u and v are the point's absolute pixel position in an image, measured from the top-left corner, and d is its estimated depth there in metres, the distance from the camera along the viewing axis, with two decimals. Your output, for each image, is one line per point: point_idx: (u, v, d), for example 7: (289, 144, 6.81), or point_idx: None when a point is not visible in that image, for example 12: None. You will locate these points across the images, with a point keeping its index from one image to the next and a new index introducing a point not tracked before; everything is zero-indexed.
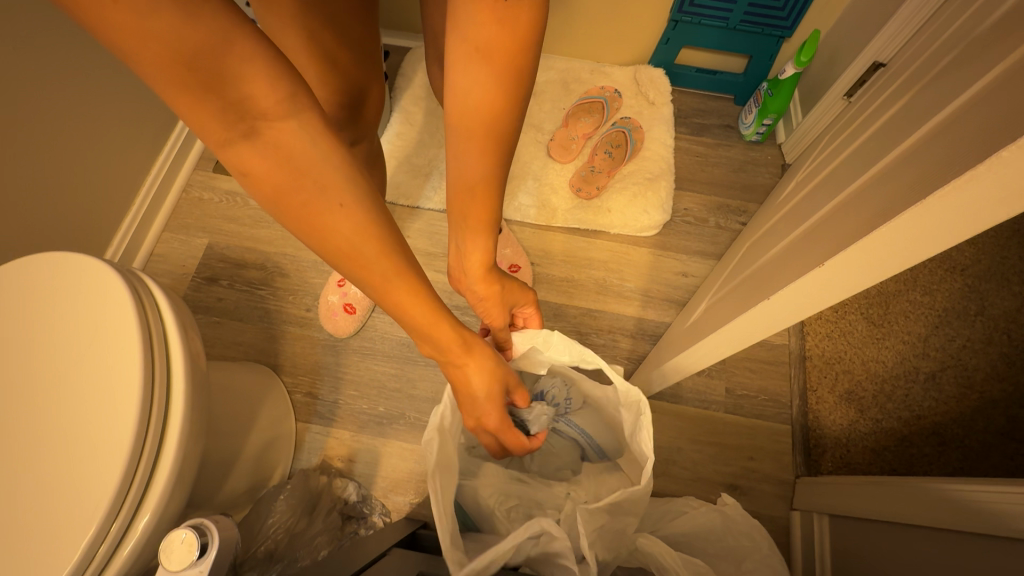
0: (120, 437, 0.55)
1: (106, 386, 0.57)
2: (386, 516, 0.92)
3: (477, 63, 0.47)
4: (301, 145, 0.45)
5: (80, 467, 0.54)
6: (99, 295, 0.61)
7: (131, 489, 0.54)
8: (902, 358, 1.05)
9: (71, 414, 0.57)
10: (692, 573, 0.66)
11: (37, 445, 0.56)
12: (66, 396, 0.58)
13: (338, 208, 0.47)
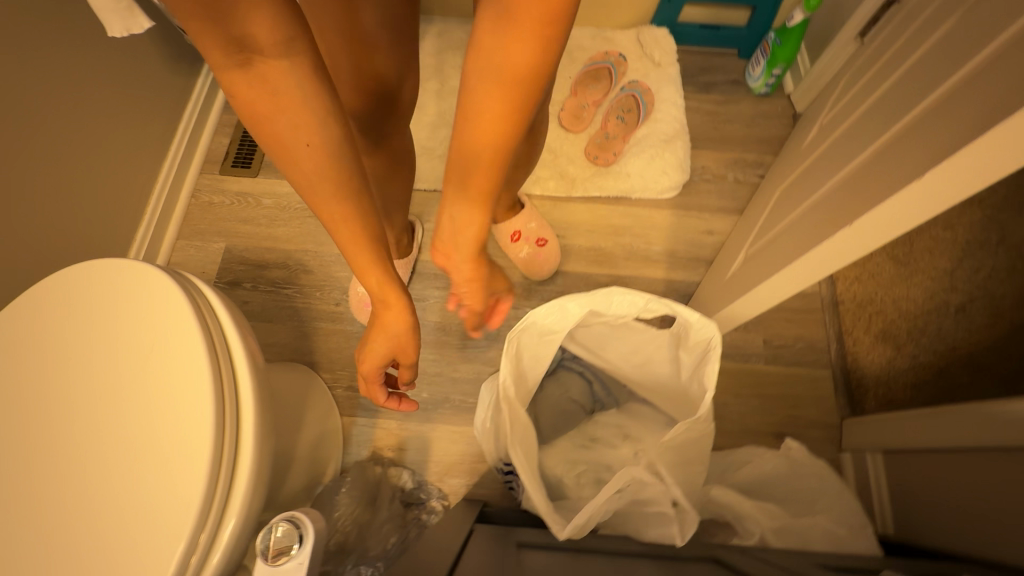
0: (197, 444, 0.54)
1: (174, 396, 0.56)
2: (444, 499, 0.91)
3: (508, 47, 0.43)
4: (292, 86, 0.45)
5: (159, 480, 0.53)
6: (154, 302, 0.59)
7: (214, 495, 0.53)
8: (931, 293, 1.05)
9: (140, 427, 0.55)
10: (769, 518, 0.67)
11: (109, 460, 0.54)
12: (132, 409, 0.56)
13: (306, 149, 0.49)
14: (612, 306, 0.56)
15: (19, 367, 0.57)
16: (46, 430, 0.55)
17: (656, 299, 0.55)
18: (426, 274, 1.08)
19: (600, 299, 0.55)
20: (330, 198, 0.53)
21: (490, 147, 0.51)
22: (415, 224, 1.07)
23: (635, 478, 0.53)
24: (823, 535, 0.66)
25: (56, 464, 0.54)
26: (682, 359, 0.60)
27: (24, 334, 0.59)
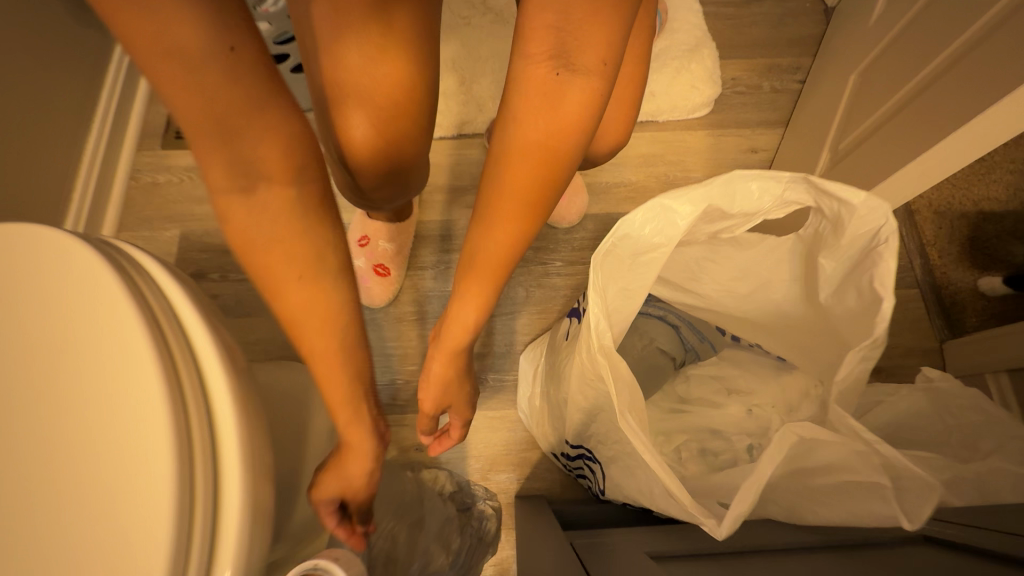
0: (156, 482, 0.35)
1: (112, 419, 0.37)
2: (494, 501, 0.75)
3: (514, 151, 0.41)
4: (300, 209, 0.37)
5: (102, 547, 0.35)
6: (69, 283, 0.40)
7: (189, 553, 0.35)
8: (1015, 190, 0.92)
9: (64, 470, 0.36)
10: (937, 470, 0.51)
11: (16, 524, 0.35)
12: (47, 446, 0.37)
13: (295, 274, 0.38)
14: (733, 198, 0.39)
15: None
16: None
17: (798, 177, 0.37)
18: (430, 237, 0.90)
19: (716, 189, 0.38)
20: (329, 352, 0.41)
21: (509, 252, 0.44)
22: None
23: (800, 436, 0.36)
24: (1012, 483, 0.50)
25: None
26: (822, 269, 0.43)
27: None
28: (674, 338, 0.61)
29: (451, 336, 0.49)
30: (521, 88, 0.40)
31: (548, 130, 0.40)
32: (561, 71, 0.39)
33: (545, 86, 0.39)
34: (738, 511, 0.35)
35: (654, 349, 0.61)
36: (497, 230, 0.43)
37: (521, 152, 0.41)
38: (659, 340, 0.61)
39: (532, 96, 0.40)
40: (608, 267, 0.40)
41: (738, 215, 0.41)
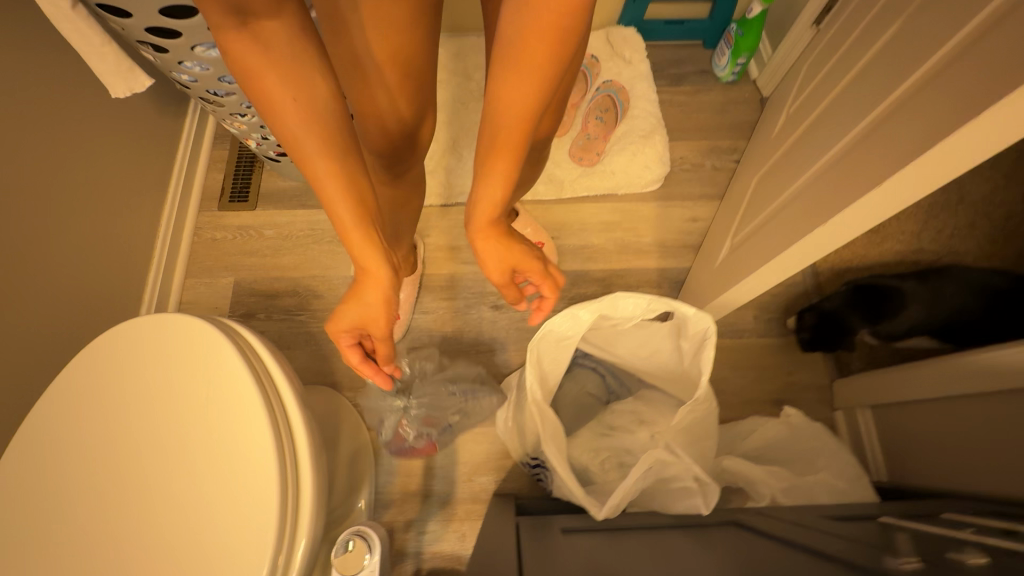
0: (266, 482, 0.58)
1: (234, 436, 0.60)
2: (476, 496, 0.98)
3: (523, 45, 0.51)
4: (286, 46, 0.44)
5: (232, 515, 0.57)
6: (210, 356, 0.63)
7: (285, 526, 0.57)
8: (900, 257, 1.15)
9: (207, 469, 0.59)
10: (777, 480, 0.74)
11: (184, 501, 0.58)
12: (197, 453, 0.60)
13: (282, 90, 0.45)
14: (616, 308, 0.62)
15: (93, 429, 0.62)
16: (125, 483, 0.59)
17: (653, 298, 0.60)
18: (432, 286, 1.13)
19: (602, 304, 0.61)
20: (325, 175, 0.51)
21: (519, 115, 0.56)
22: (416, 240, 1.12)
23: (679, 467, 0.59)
24: (828, 490, 0.73)
25: (139, 515, 0.58)
26: (684, 346, 0.66)
27: (92, 398, 0.63)
28: (602, 383, 0.85)
29: (483, 213, 0.63)
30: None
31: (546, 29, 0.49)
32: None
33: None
34: (614, 504, 0.58)
35: (588, 391, 0.85)
36: (507, 138, 0.58)
37: (528, 46, 0.51)
38: (591, 385, 0.85)
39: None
40: (542, 349, 0.64)
41: (624, 316, 0.64)
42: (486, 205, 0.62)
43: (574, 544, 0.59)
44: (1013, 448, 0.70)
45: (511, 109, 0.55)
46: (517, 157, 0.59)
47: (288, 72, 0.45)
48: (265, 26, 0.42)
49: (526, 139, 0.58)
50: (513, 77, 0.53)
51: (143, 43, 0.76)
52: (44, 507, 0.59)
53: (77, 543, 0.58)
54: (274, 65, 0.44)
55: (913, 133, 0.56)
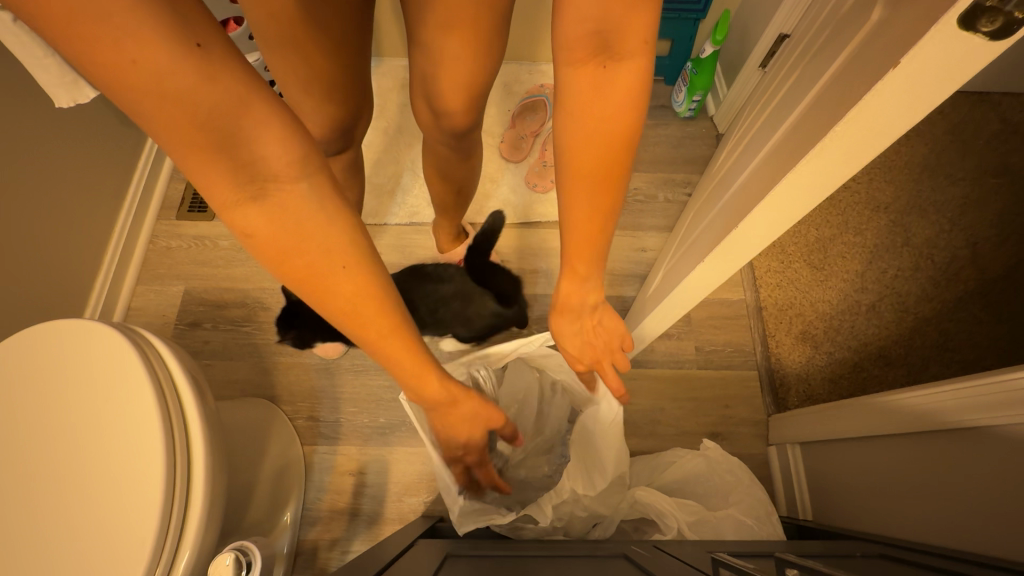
0: (152, 484, 0.58)
1: (127, 439, 0.61)
2: (404, 517, 0.98)
3: (585, 123, 0.52)
4: (307, 202, 0.42)
5: (115, 519, 0.58)
6: (107, 357, 0.64)
7: (172, 523, 0.58)
8: (845, 296, 1.16)
9: (95, 472, 0.60)
10: (685, 513, 0.74)
11: (69, 504, 0.59)
12: (87, 456, 0.60)
13: (342, 270, 0.45)
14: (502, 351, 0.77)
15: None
16: (10, 482, 0.60)
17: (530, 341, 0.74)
18: None
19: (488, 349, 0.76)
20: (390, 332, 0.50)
21: (594, 202, 0.56)
22: None
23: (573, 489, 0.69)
24: (735, 525, 0.73)
25: (19, 517, 0.58)
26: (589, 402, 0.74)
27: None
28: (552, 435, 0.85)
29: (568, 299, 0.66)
30: (572, 79, 0.51)
31: (610, 120, 0.51)
32: (608, 64, 0.49)
33: (594, 81, 0.50)
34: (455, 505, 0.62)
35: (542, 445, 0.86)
36: (590, 196, 0.55)
37: (593, 121, 0.51)
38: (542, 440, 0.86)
39: (579, 87, 0.51)
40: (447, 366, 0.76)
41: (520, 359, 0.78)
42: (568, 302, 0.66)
43: (454, 568, 0.60)
44: (917, 491, 0.70)
45: (591, 161, 0.53)
46: (614, 194, 0.55)
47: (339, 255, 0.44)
48: (279, 186, 0.41)
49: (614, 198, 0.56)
50: (587, 158, 0.53)
51: None
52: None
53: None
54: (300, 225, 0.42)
55: (767, 169, 0.50)
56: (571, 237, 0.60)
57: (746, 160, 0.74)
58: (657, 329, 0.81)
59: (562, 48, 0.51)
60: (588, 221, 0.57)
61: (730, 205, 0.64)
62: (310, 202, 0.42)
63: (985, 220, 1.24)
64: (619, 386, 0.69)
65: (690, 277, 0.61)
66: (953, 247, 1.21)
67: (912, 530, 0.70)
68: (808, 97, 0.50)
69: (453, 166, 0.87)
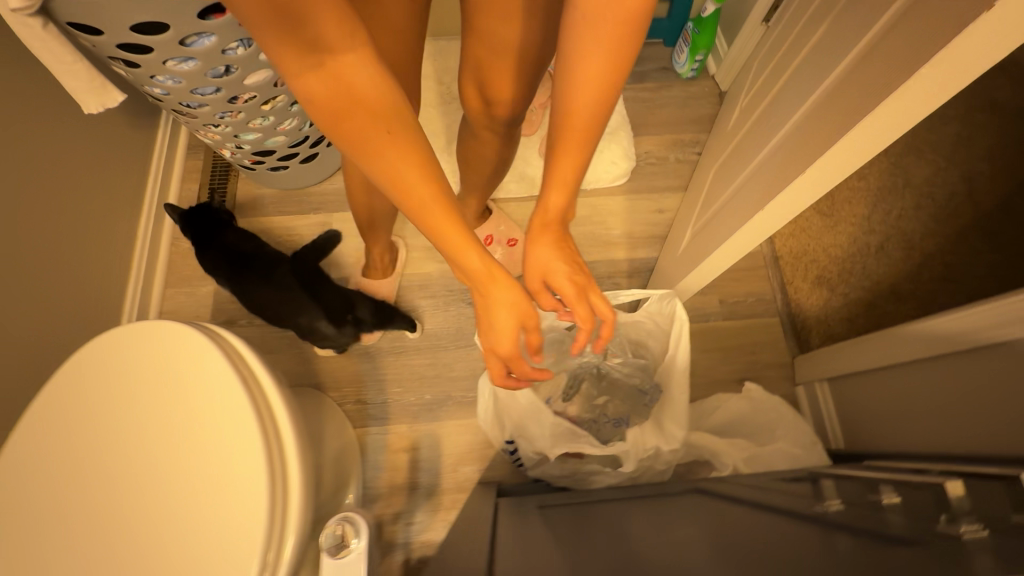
0: (253, 474, 0.61)
1: (222, 433, 0.63)
2: (462, 485, 1.02)
3: (588, 32, 0.51)
4: (360, 69, 0.47)
5: (222, 510, 0.60)
6: (191, 355, 0.66)
7: (276, 506, 0.61)
8: (854, 240, 1.22)
9: (197, 467, 0.62)
10: (739, 450, 0.79)
11: (176, 500, 0.61)
12: (185, 452, 0.63)
13: (389, 135, 0.50)
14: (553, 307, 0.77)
15: (76, 438, 0.64)
16: (117, 483, 0.62)
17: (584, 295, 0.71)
18: (412, 286, 1.16)
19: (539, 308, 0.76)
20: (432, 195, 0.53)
21: (591, 109, 0.57)
22: (398, 242, 1.16)
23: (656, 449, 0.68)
24: (784, 457, 0.79)
25: (131, 515, 0.61)
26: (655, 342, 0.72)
27: (73, 408, 0.66)
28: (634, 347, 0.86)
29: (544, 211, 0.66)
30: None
31: (619, 20, 0.49)
32: None
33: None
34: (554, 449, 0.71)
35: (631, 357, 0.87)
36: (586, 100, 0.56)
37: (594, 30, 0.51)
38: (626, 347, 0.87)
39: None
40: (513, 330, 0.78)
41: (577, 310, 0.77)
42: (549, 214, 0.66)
43: (546, 517, 0.65)
44: (948, 409, 0.77)
45: (590, 67, 0.54)
46: (606, 103, 0.56)
47: (388, 119, 0.50)
48: (336, 56, 0.45)
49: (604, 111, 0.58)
50: (588, 64, 0.53)
51: (114, 59, 0.76)
52: (35, 519, 0.61)
53: (71, 548, 0.60)
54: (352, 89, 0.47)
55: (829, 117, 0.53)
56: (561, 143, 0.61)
57: (776, 113, 0.77)
58: (700, 284, 0.84)
59: None
60: (590, 122, 0.58)
61: (774, 156, 0.68)
62: (363, 73, 0.47)
63: (980, 156, 1.29)
64: (610, 318, 0.63)
65: (753, 225, 0.64)
66: (950, 184, 1.27)
67: (947, 444, 0.76)
68: (864, 44, 0.53)
69: (489, 147, 0.89)
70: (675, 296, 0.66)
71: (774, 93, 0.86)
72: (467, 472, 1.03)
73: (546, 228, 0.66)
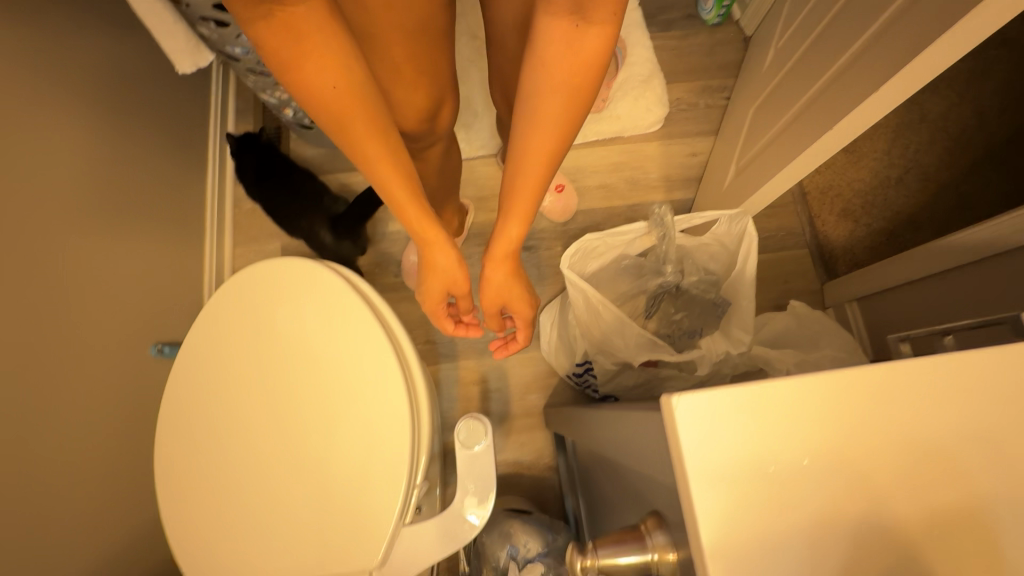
0: (392, 389, 0.67)
1: (357, 357, 0.69)
2: (530, 410, 1.13)
3: (547, 84, 0.59)
4: (318, 34, 0.53)
5: (366, 422, 0.66)
6: (315, 287, 0.72)
7: (413, 413, 0.68)
8: (875, 173, 1.31)
9: (336, 388, 0.68)
10: (790, 357, 0.90)
11: (320, 417, 0.67)
12: (324, 376, 0.68)
13: (332, 91, 0.56)
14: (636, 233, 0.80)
15: (222, 368, 0.70)
16: (265, 405, 0.68)
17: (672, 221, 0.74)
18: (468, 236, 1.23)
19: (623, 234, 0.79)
20: (379, 160, 0.62)
21: (545, 149, 0.63)
22: (468, 203, 1.24)
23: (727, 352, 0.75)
24: (830, 360, 0.89)
25: (281, 433, 0.67)
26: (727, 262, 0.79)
27: (213, 343, 0.71)
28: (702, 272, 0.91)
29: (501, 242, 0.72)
30: (548, 33, 0.56)
31: (569, 69, 0.57)
32: (580, 22, 0.54)
33: (566, 35, 0.55)
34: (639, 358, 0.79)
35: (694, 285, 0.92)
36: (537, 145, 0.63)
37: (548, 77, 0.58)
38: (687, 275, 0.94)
39: (551, 38, 0.56)
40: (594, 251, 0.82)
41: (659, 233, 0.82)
42: (506, 241, 0.72)
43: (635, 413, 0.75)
44: (974, 311, 0.87)
45: (546, 111, 0.61)
46: (554, 151, 0.64)
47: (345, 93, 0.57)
48: (296, 14, 0.50)
49: (553, 155, 0.65)
50: (545, 104, 0.61)
51: (205, 20, 0.80)
52: (197, 441, 0.68)
53: (233, 463, 0.66)
54: (303, 44, 0.53)
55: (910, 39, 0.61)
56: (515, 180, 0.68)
57: (828, 49, 0.83)
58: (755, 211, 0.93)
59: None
60: (545, 155, 0.64)
61: (835, 87, 0.75)
62: (324, 43, 0.53)
63: (995, 86, 1.36)
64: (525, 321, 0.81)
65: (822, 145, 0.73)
66: (965, 117, 1.34)
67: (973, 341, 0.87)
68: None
69: None
70: (746, 216, 0.73)
71: (818, 30, 0.92)
72: (535, 398, 1.13)
73: (504, 259, 0.73)
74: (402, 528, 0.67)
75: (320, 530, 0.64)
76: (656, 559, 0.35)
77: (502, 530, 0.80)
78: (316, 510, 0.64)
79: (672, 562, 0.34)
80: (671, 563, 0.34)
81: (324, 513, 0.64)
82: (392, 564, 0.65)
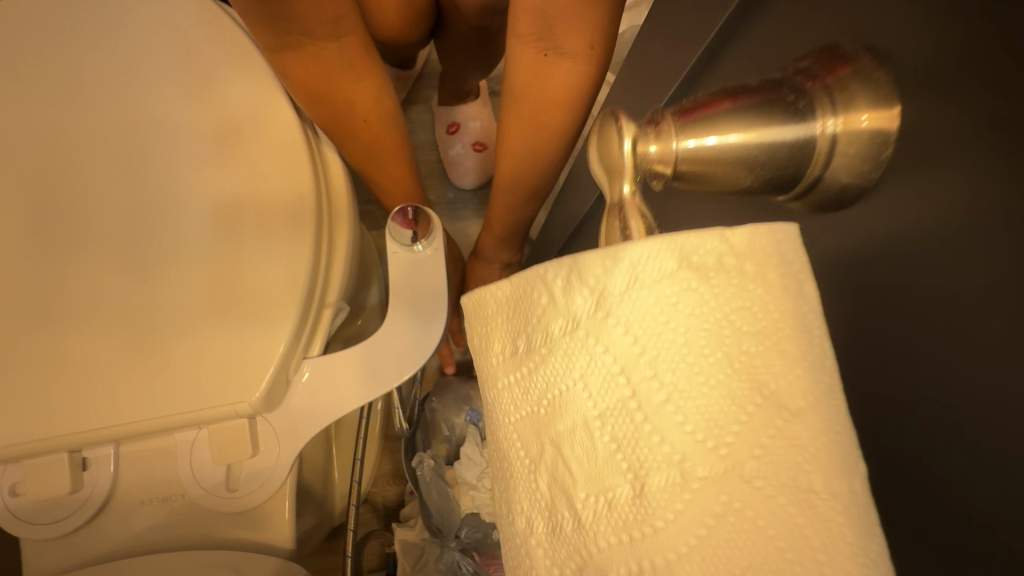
0: (290, 178, 0.44)
1: (238, 129, 0.45)
2: None
3: (515, 118, 0.48)
4: (329, 71, 0.43)
5: (244, 224, 0.43)
6: (178, 16, 0.47)
7: (322, 214, 0.45)
8: None
9: (203, 171, 0.44)
10: None
11: (177, 210, 0.44)
12: (185, 151, 0.45)
13: (353, 125, 0.48)
14: None
15: (20, 127, 0.44)
16: (92, 190, 0.44)
17: None
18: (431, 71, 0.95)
19: None
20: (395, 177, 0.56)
21: (516, 187, 0.55)
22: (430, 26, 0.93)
23: None
24: None
25: (112, 230, 0.43)
26: None
27: (4, 92, 0.45)
28: None
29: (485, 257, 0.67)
30: (515, 57, 0.44)
31: (535, 108, 0.46)
32: (550, 55, 0.41)
33: (532, 68, 0.43)
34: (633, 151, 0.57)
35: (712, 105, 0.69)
36: (518, 183, 0.54)
37: (517, 112, 0.47)
38: None
39: (522, 81, 0.45)
40: None
41: None
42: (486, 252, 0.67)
43: None
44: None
45: (514, 146, 0.50)
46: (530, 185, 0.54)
47: (362, 126, 0.49)
48: (306, 44, 0.41)
49: (531, 188, 0.55)
50: (516, 139, 0.50)
51: None
52: None
53: (39, 265, 0.42)
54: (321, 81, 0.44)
55: None
56: (497, 210, 0.59)
57: None
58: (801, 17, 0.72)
59: (513, 27, 0.42)
60: (520, 189, 0.55)
61: None
62: (337, 77, 0.44)
63: None
64: None
65: None
66: None
67: None
68: None
69: None
70: None
71: None
72: None
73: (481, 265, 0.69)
74: (302, 360, 0.44)
75: (171, 357, 0.41)
76: (823, 127, 0.18)
77: (459, 392, 0.59)
78: (167, 328, 0.41)
79: (888, 122, 0.17)
80: (870, 125, 0.17)
81: (180, 332, 0.41)
82: (284, 416, 0.43)
